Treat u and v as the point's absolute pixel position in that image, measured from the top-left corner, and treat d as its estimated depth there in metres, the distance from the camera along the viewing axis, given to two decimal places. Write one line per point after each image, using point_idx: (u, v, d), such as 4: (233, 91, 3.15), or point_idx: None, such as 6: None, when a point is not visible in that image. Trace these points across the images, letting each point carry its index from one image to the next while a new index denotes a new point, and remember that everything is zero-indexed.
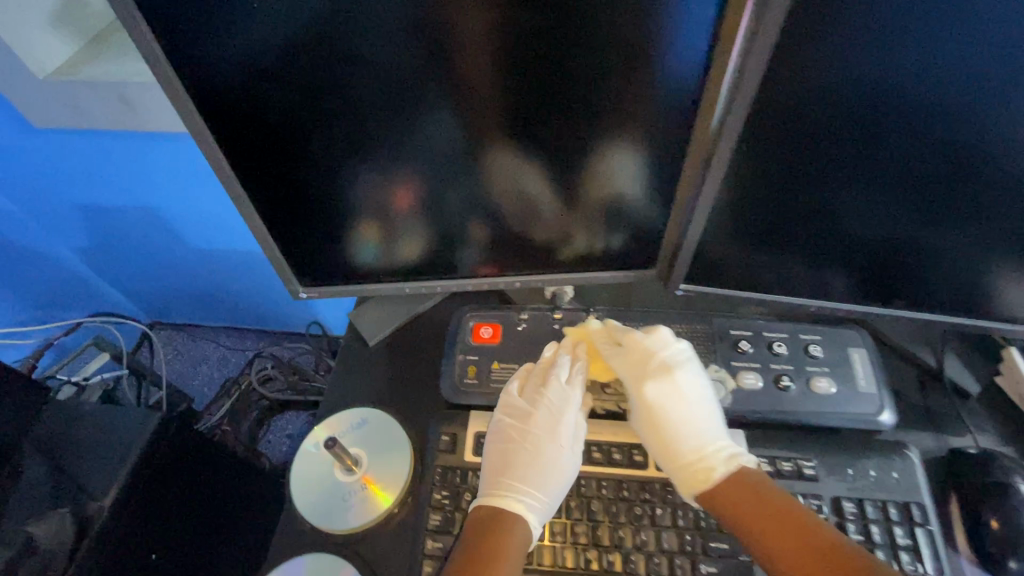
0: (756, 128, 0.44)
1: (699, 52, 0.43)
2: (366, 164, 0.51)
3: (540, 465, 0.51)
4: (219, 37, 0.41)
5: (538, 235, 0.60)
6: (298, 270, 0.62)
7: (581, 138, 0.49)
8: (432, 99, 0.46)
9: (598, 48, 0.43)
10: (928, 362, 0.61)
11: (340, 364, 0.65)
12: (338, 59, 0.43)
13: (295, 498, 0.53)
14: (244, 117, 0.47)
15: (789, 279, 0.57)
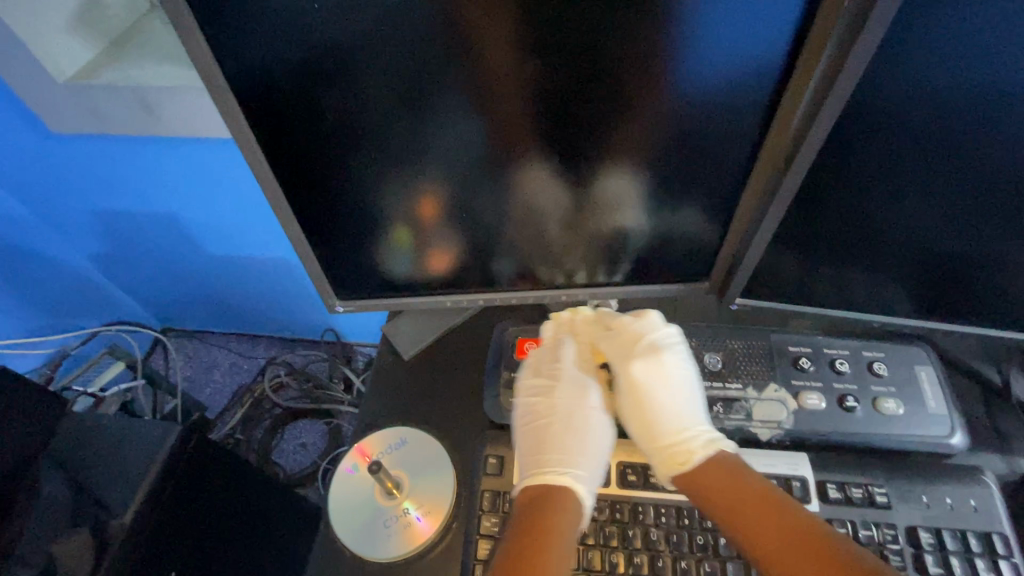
0: (838, 133, 0.42)
1: (778, 55, 0.40)
2: (412, 173, 0.48)
3: (575, 433, 0.52)
4: (270, 40, 0.39)
5: (585, 247, 0.56)
6: (334, 282, 0.59)
7: (642, 147, 0.47)
8: (488, 105, 0.43)
9: (672, 49, 0.40)
10: (993, 380, 0.58)
11: (375, 379, 0.62)
12: (392, 61, 0.40)
13: (335, 525, 0.51)
14: (288, 125, 0.44)
15: (851, 293, 0.55)
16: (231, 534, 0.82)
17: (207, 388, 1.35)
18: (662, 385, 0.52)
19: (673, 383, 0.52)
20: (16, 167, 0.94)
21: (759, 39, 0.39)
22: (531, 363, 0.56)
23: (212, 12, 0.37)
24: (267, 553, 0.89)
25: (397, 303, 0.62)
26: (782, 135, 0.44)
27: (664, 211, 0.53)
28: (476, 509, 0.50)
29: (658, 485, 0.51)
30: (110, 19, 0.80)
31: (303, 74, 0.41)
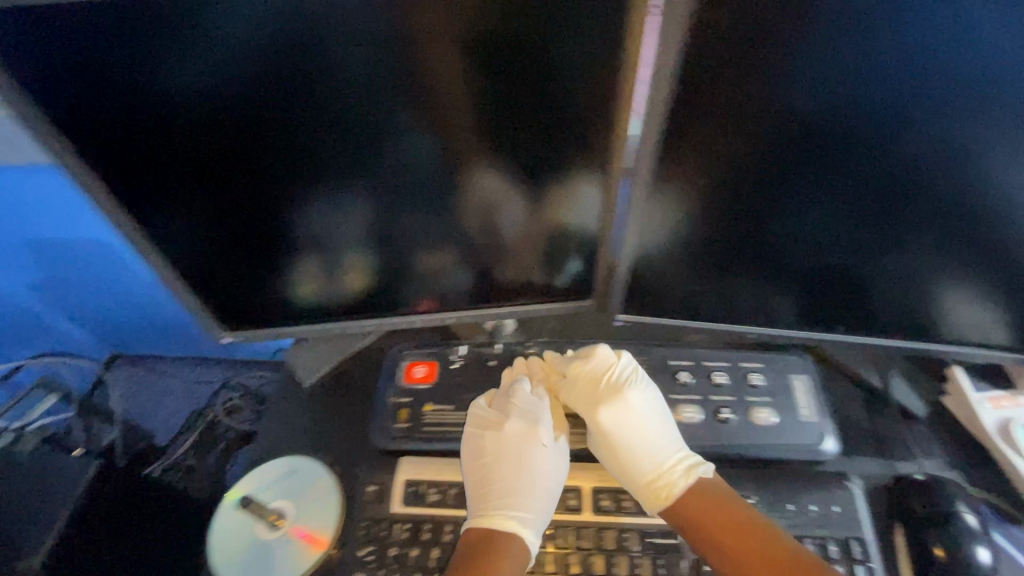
0: (672, 146, 0.44)
1: (602, 80, 0.42)
2: (293, 197, 0.50)
3: (525, 473, 0.51)
4: (168, 66, 0.40)
5: (484, 263, 0.58)
6: (224, 309, 0.60)
7: (536, 166, 0.49)
8: (359, 131, 0.45)
9: (522, 74, 0.42)
10: (874, 385, 0.60)
11: (273, 408, 0.62)
12: (256, 91, 0.42)
13: (216, 562, 0.50)
14: (191, 146, 0.45)
15: (725, 305, 0.57)
16: (149, 572, 0.80)
17: (159, 414, 1.33)
18: (632, 423, 0.51)
19: (643, 421, 0.52)
20: None
21: (596, 62, 0.42)
22: (419, 388, 0.56)
23: (93, 37, 0.38)
24: None
25: (294, 332, 0.62)
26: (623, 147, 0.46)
27: (543, 227, 0.54)
28: (355, 536, 0.50)
29: (535, 506, 0.50)
30: None
31: (165, 106, 0.42)
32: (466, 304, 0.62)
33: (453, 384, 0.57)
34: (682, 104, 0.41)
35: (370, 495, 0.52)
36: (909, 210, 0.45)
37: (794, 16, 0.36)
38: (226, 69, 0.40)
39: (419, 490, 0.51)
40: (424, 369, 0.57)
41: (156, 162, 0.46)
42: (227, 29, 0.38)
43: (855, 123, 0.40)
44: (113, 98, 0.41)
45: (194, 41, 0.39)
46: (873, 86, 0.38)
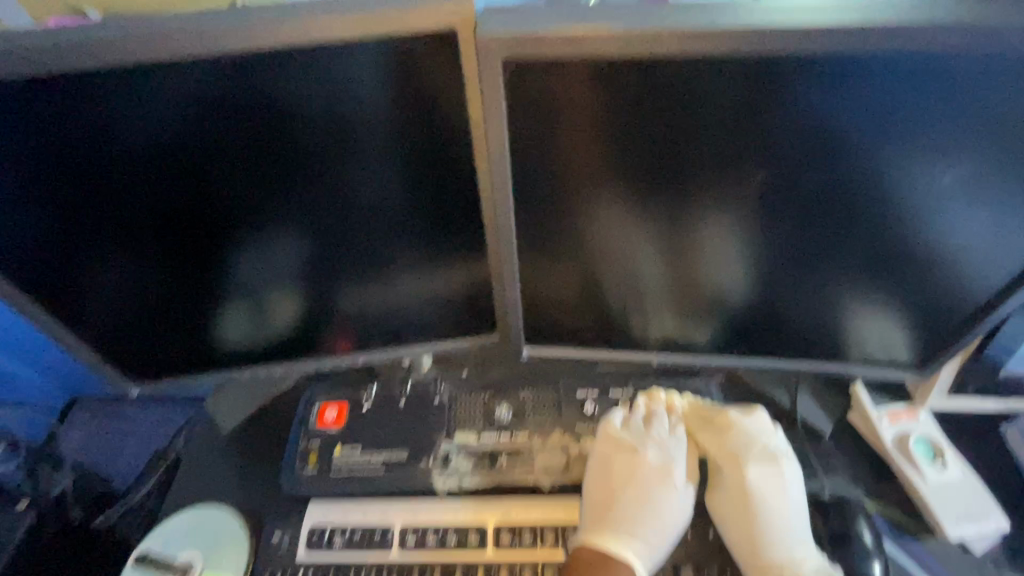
0: (529, 193, 0.46)
1: (458, 127, 0.44)
2: (183, 253, 0.51)
3: (647, 510, 0.50)
4: (121, 112, 0.41)
5: (391, 308, 0.59)
6: (135, 365, 0.60)
7: (458, 210, 0.50)
8: (238, 187, 0.47)
9: (415, 122, 0.44)
10: (782, 404, 0.61)
11: (191, 457, 0.62)
12: (128, 155, 0.44)
13: None
14: (130, 191, 0.46)
15: (627, 335, 0.57)
16: None
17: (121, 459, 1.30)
18: (775, 493, 0.51)
19: (786, 493, 0.51)
20: None
21: (449, 116, 0.43)
22: (329, 431, 0.57)
23: (40, 83, 0.39)
24: None
25: (209, 380, 0.62)
26: (488, 199, 0.48)
27: (438, 272, 0.55)
28: None
29: (438, 544, 0.51)
30: None
31: (42, 169, 0.44)
32: (379, 344, 0.62)
33: (362, 424, 0.57)
34: (525, 155, 0.43)
35: (277, 543, 0.52)
36: (772, 239, 0.47)
37: (600, 73, 0.38)
38: (95, 136, 0.42)
39: (325, 534, 0.52)
40: (334, 412, 0.57)
41: (92, 204, 0.46)
42: (87, 99, 0.41)
43: (697, 158, 0.42)
44: (56, 141, 0.42)
45: (58, 110, 0.41)
46: (703, 124, 0.40)
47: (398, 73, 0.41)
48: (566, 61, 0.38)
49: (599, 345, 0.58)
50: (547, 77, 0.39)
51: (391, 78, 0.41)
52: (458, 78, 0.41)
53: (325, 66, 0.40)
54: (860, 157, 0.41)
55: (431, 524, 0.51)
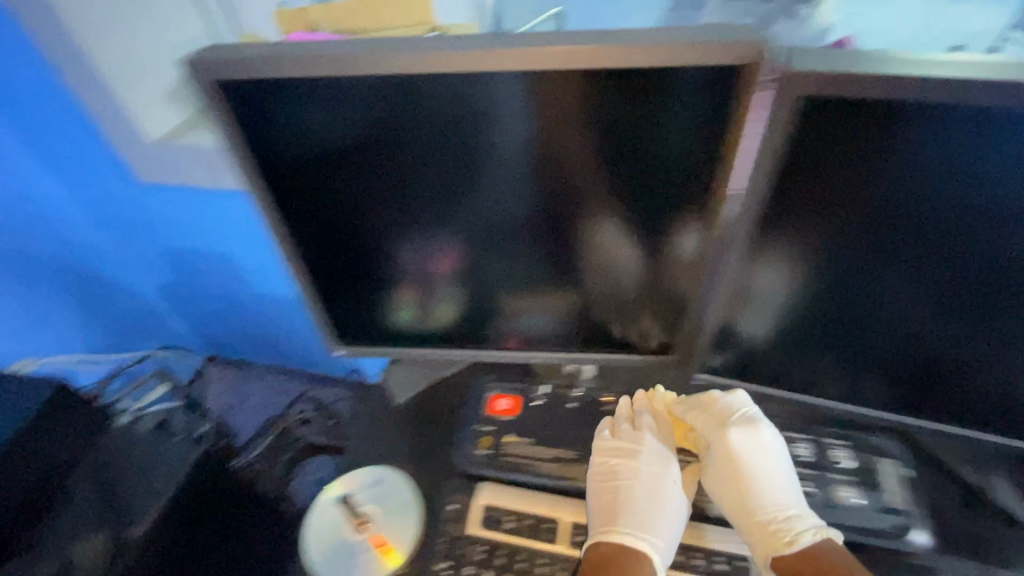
0: (763, 214, 0.52)
1: (666, 138, 0.50)
2: (403, 229, 0.60)
3: (653, 506, 0.57)
4: (371, 111, 0.50)
5: (558, 304, 0.66)
6: (343, 325, 0.71)
7: (619, 215, 0.56)
8: (464, 180, 0.55)
9: (608, 132, 0.50)
10: (949, 473, 0.61)
11: (364, 421, 0.69)
12: (363, 142, 0.53)
13: (307, 551, 0.57)
14: (357, 169, 0.55)
15: (786, 371, 0.63)
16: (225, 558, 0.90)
17: (236, 414, 1.47)
18: (759, 461, 0.61)
19: (772, 461, 0.62)
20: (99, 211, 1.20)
21: (671, 137, 0.50)
22: (501, 419, 0.62)
23: (320, 87, 0.49)
24: None
25: (395, 352, 0.71)
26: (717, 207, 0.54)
27: (604, 276, 0.62)
28: (432, 550, 0.55)
29: (605, 547, 0.53)
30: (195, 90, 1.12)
31: (305, 146, 0.54)
32: (551, 347, 0.69)
33: (532, 419, 0.62)
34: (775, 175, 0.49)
35: (450, 513, 0.57)
36: (964, 285, 0.51)
37: (863, 112, 0.44)
38: (345, 125, 0.51)
39: (501, 512, 0.56)
40: (507, 403, 0.63)
41: (326, 183, 0.57)
42: (348, 95, 0.49)
43: (928, 197, 0.47)
44: (316, 131, 0.52)
45: (356, 102, 0.50)
46: (946, 164, 0.45)
47: (645, 102, 0.48)
48: (832, 101, 0.44)
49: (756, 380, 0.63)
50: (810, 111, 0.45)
51: (639, 103, 0.48)
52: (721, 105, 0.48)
53: (591, 87, 0.47)
54: None
55: (599, 528, 0.54)
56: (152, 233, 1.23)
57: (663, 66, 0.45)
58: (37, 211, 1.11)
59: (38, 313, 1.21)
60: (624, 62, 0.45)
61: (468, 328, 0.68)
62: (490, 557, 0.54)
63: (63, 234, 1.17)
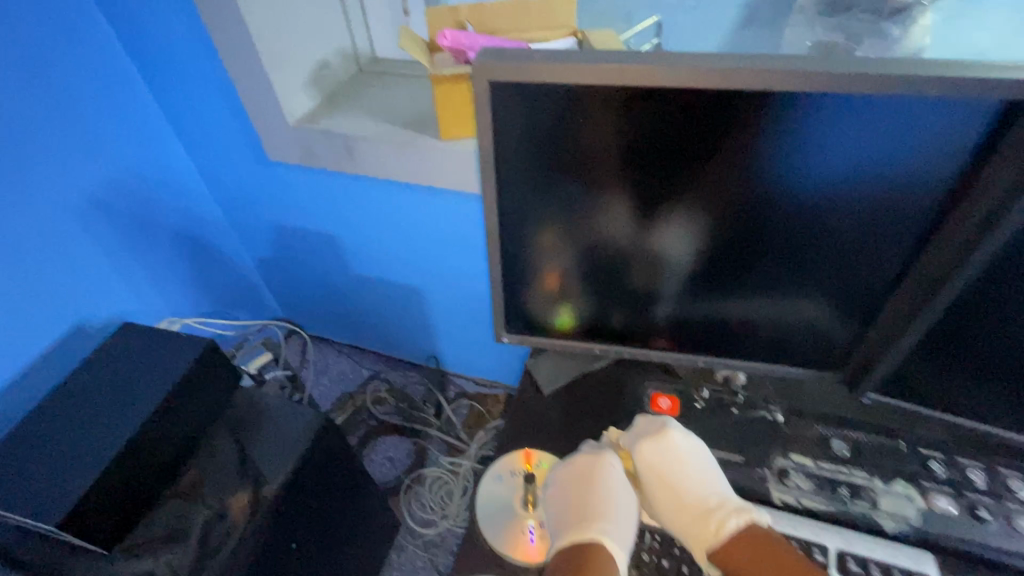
0: (997, 262, 0.48)
1: (831, 160, 0.49)
2: (559, 228, 0.60)
3: (602, 501, 0.54)
4: (551, 112, 0.51)
5: (690, 312, 0.65)
6: (508, 319, 0.72)
7: (751, 228, 0.55)
8: (586, 186, 0.56)
9: (751, 146, 0.49)
10: None
11: (518, 406, 0.72)
12: (524, 145, 0.54)
13: (480, 520, 0.61)
14: (523, 172, 0.56)
15: (983, 409, 0.57)
16: (328, 515, 1.02)
17: (317, 390, 1.70)
18: (676, 461, 0.57)
19: (689, 460, 0.57)
20: (233, 185, 1.37)
21: (833, 165, 0.49)
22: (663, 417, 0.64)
23: (536, 85, 0.49)
24: (349, 541, 1.10)
25: (548, 344, 0.73)
26: (945, 246, 0.50)
27: (762, 295, 0.61)
28: None
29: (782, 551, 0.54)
30: (329, 79, 1.23)
31: (495, 148, 0.54)
32: (709, 353, 0.69)
33: (695, 421, 0.64)
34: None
35: None
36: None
37: None
38: (528, 129, 0.52)
39: None
40: (668, 402, 0.66)
41: (508, 183, 0.57)
42: (534, 97, 0.50)
43: None
44: (516, 129, 0.53)
45: (545, 110, 0.51)
46: None
47: (747, 115, 0.47)
48: None
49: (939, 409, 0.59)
50: None
51: (754, 123, 0.48)
52: (972, 145, 0.45)
53: (702, 105, 0.48)
54: None
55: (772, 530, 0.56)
56: (258, 211, 1.42)
57: (782, 91, 0.45)
58: (158, 183, 1.28)
59: (159, 276, 1.33)
60: (786, 87, 0.44)
61: (608, 327, 0.69)
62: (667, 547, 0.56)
63: (187, 205, 1.37)
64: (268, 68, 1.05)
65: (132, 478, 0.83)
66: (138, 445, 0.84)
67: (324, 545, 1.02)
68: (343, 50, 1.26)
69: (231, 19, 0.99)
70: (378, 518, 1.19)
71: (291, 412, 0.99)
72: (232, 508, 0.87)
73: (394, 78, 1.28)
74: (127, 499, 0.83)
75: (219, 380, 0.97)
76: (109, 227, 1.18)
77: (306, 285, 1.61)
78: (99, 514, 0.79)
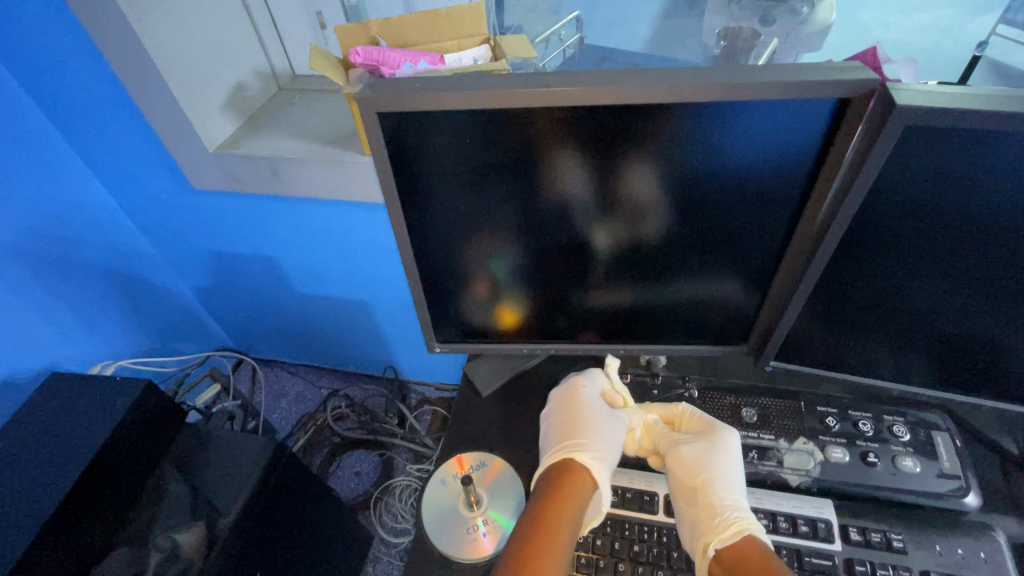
0: (850, 237, 0.53)
1: (700, 157, 0.53)
2: (473, 239, 0.63)
3: (586, 429, 0.63)
4: (446, 134, 0.53)
5: (611, 305, 0.70)
6: (440, 328, 0.75)
7: (645, 219, 0.60)
8: (496, 197, 0.59)
9: (630, 149, 0.53)
10: (1010, 450, 0.63)
11: (459, 410, 0.75)
12: (425, 164, 0.56)
13: (427, 528, 0.63)
14: (428, 190, 0.59)
15: (865, 364, 0.64)
16: (289, 537, 1.01)
17: (275, 413, 1.68)
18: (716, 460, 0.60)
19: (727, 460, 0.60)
20: (159, 216, 1.33)
21: (703, 160, 0.53)
22: None
23: (425, 111, 0.51)
24: (316, 560, 1.10)
25: (481, 348, 0.76)
26: (810, 226, 0.56)
27: (667, 282, 0.66)
28: None
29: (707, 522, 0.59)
30: (247, 101, 1.21)
31: (398, 171, 0.57)
32: (629, 340, 0.73)
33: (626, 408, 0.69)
34: (871, 200, 0.50)
35: None
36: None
37: (988, 140, 0.44)
38: (426, 151, 0.55)
39: None
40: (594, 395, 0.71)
41: (417, 201, 0.60)
42: (427, 121, 0.52)
43: None
44: (415, 152, 0.55)
45: (437, 131, 0.53)
46: None
47: (622, 121, 0.51)
48: (943, 130, 0.44)
49: (830, 368, 0.66)
50: (925, 138, 0.45)
51: (649, 130, 0.52)
52: (818, 137, 0.50)
53: (586, 117, 0.51)
54: None
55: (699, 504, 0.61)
56: (191, 240, 1.38)
57: (646, 101, 0.49)
58: (78, 222, 1.23)
59: (91, 317, 1.29)
60: (648, 97, 0.48)
61: (535, 326, 0.73)
62: (600, 526, 0.60)
63: (112, 241, 1.32)
64: (179, 98, 1.03)
65: (75, 530, 0.81)
66: (77, 496, 0.82)
67: (289, 568, 1.02)
68: (260, 70, 1.23)
69: (133, 50, 0.96)
70: (343, 536, 1.18)
71: (242, 441, 0.99)
72: (184, 543, 0.86)
73: (316, 95, 1.27)
74: (71, 552, 0.80)
75: (162, 419, 0.96)
76: (29, 274, 1.13)
77: (252, 311, 1.59)
78: (41, 570, 0.76)
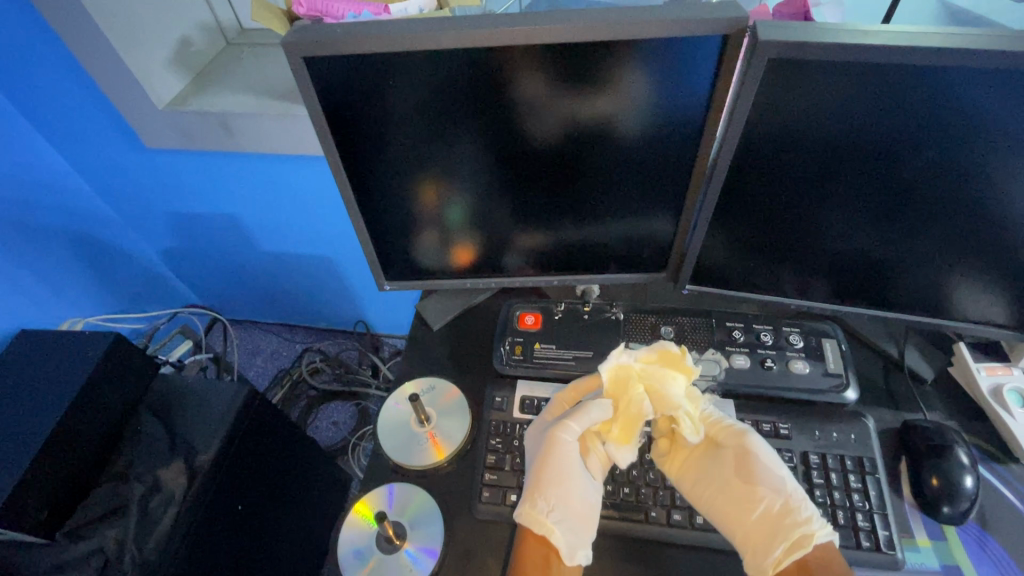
0: (739, 165, 0.60)
1: (607, 96, 0.58)
2: (412, 180, 0.68)
3: (559, 466, 0.63)
4: (374, 77, 0.57)
5: (552, 243, 0.76)
6: (389, 268, 0.80)
7: (569, 155, 0.64)
8: (428, 139, 0.63)
9: (548, 88, 0.58)
10: (891, 353, 0.73)
11: (412, 343, 0.82)
12: (357, 108, 0.60)
13: (384, 443, 0.70)
14: (362, 133, 0.62)
15: (767, 283, 0.72)
16: (270, 473, 1.09)
17: (251, 370, 1.73)
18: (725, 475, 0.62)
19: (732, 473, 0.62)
20: (114, 178, 1.33)
21: (612, 97, 0.58)
22: (529, 331, 0.76)
23: (351, 56, 0.55)
24: (296, 495, 1.18)
25: (428, 286, 0.82)
26: (707, 157, 0.62)
27: (593, 217, 0.72)
28: (485, 432, 0.70)
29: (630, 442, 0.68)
30: (193, 55, 1.20)
31: (331, 114, 0.60)
32: (564, 272, 0.80)
33: (559, 331, 0.76)
34: (753, 130, 0.57)
35: (499, 404, 0.72)
36: (893, 211, 0.60)
37: (839, 71, 0.50)
38: (356, 94, 0.59)
39: (534, 402, 0.71)
40: (533, 318, 0.77)
41: (352, 145, 0.64)
42: (354, 66, 0.56)
43: (892, 131, 0.54)
44: (346, 97, 0.59)
45: (364, 76, 0.57)
46: (905, 104, 0.52)
47: (536, 59, 0.55)
48: (803, 63, 0.50)
49: (738, 288, 0.74)
50: (790, 70, 0.51)
51: (561, 68, 0.56)
52: (709, 75, 0.56)
53: (502, 56, 0.55)
54: (1010, 150, 0.52)
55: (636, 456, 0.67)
56: (150, 201, 1.39)
57: (552, 41, 0.53)
58: (31, 183, 1.23)
59: (55, 279, 1.30)
60: (552, 38, 0.52)
61: (477, 262, 0.79)
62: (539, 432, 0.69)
63: (67, 202, 1.32)
64: (122, 54, 1.02)
65: (58, 469, 0.87)
66: (58, 440, 0.87)
67: (271, 501, 1.10)
68: (205, 24, 1.22)
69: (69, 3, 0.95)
70: (321, 475, 1.26)
71: (213, 388, 1.04)
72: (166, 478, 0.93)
73: (263, 49, 1.25)
74: (57, 489, 0.87)
75: (133, 369, 1.01)
76: None
77: (219, 270, 1.61)
78: (30, 504, 0.83)
